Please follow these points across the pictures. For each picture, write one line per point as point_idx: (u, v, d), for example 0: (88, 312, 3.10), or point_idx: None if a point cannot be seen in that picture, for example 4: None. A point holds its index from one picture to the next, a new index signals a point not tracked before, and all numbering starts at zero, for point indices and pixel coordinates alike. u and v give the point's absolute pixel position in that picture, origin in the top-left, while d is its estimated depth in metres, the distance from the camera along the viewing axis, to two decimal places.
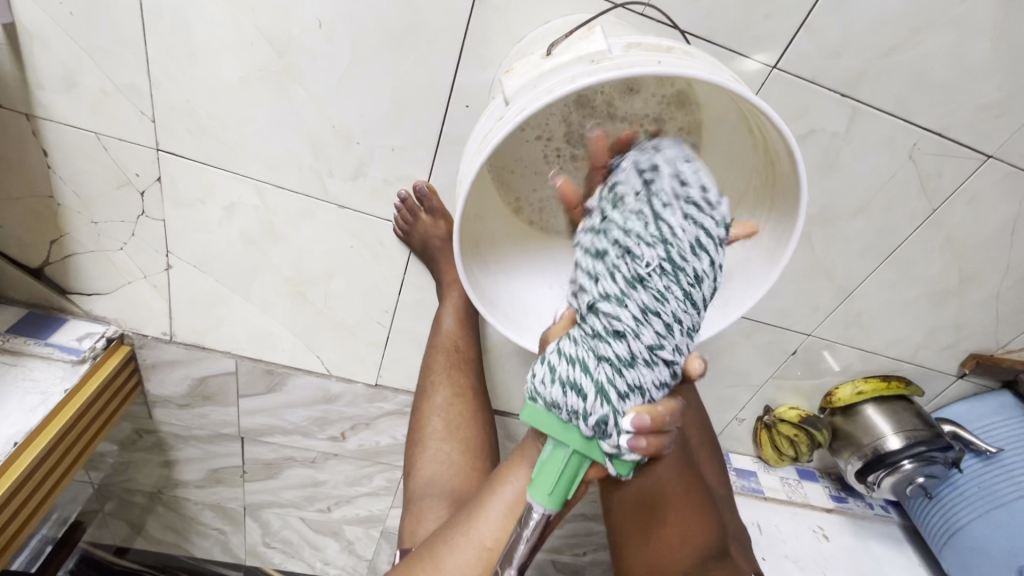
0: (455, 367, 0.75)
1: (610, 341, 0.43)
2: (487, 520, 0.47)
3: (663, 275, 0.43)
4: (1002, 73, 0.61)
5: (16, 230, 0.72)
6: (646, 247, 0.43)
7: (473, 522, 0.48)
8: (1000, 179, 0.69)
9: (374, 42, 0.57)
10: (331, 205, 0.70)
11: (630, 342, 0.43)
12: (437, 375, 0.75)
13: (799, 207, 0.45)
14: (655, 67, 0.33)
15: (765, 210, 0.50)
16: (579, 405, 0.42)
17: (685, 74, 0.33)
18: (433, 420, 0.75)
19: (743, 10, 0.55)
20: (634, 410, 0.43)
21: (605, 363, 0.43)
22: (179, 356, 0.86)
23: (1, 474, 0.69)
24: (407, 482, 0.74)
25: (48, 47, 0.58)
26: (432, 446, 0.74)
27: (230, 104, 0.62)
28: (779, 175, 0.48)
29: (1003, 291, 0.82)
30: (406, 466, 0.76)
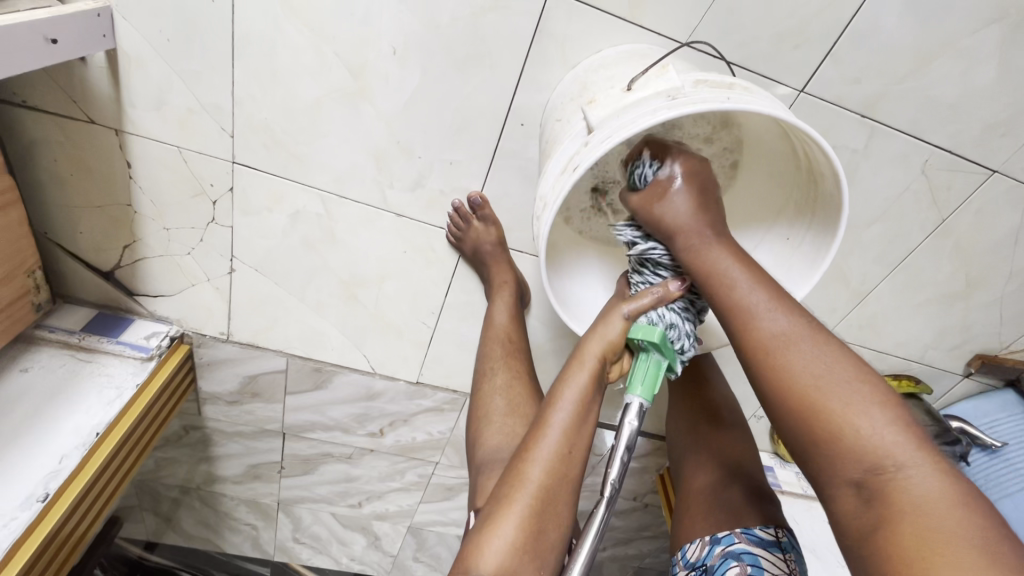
0: (510, 355, 0.79)
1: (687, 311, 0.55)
2: (556, 425, 0.54)
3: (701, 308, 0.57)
4: (1005, 96, 0.67)
5: (93, 236, 0.78)
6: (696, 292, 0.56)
7: (544, 432, 0.54)
8: (1004, 192, 0.76)
9: (441, 67, 0.63)
10: (389, 213, 0.75)
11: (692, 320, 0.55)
12: (494, 361, 0.78)
13: (841, 220, 0.50)
14: (726, 102, 0.39)
15: (804, 223, 0.55)
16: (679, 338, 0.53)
17: (750, 108, 0.39)
18: (496, 399, 0.76)
19: (775, 41, 0.61)
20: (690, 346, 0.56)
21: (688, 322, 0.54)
22: (234, 354, 0.92)
23: (85, 462, 0.73)
24: (472, 457, 0.75)
25: (143, 69, 0.64)
26: (496, 421, 0.74)
27: (304, 121, 0.68)
28: (822, 188, 0.52)
29: (1006, 295, 0.88)
30: (471, 446, 0.76)
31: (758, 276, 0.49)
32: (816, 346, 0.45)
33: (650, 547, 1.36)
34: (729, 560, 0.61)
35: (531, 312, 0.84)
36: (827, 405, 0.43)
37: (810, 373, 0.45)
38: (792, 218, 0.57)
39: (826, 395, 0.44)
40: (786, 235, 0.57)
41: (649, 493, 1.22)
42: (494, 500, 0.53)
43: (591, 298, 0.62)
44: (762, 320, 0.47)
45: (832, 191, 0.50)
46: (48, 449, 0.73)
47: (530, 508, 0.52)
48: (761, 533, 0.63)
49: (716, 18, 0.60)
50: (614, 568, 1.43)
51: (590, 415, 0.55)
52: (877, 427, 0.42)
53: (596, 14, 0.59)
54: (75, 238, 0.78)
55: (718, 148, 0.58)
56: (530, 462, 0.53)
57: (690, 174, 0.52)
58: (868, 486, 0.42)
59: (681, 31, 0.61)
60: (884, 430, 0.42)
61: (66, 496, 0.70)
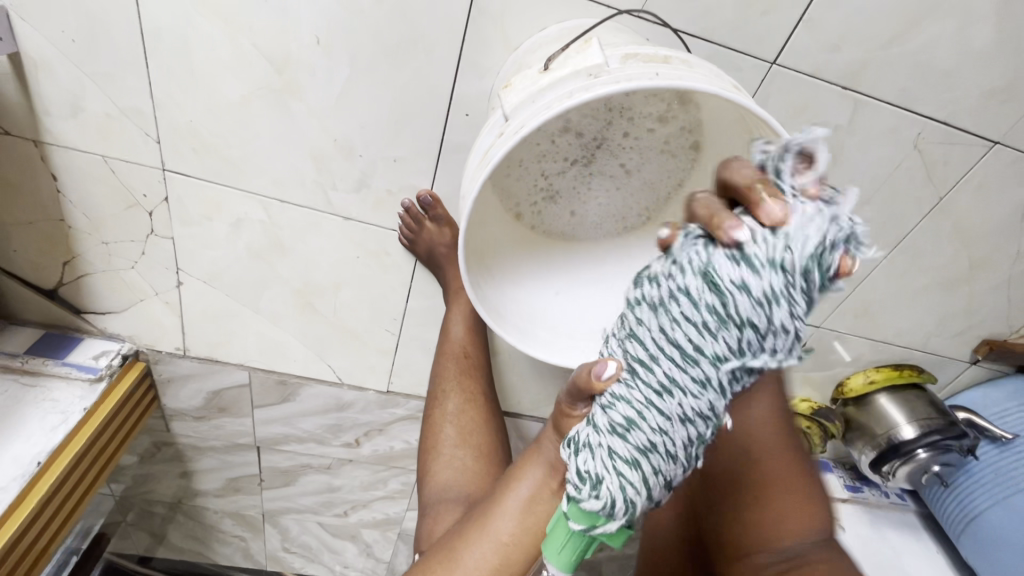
0: (465, 373, 0.75)
1: (619, 424, 0.35)
2: (501, 523, 0.44)
3: (660, 437, 0.34)
4: (1006, 59, 0.60)
5: (28, 253, 0.73)
6: (665, 392, 0.34)
7: (487, 525, 0.45)
8: (1007, 165, 0.69)
9: (372, 56, 0.57)
10: (336, 217, 0.70)
11: (626, 442, 0.35)
12: (448, 383, 0.74)
13: None
14: (653, 79, 0.33)
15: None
16: (579, 453, 0.37)
17: (684, 85, 0.34)
18: (445, 428, 0.73)
19: (740, 9, 0.55)
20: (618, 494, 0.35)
21: (602, 435, 0.36)
22: (194, 370, 0.88)
23: (28, 489, 0.70)
24: (420, 492, 0.72)
25: (52, 74, 0.59)
26: (445, 453, 0.72)
27: (232, 122, 0.62)
28: None
29: (1014, 276, 0.82)
30: (420, 476, 0.73)
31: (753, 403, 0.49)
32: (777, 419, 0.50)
33: None
34: None
35: None
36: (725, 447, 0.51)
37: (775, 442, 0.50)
38: None
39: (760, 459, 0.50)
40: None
41: None
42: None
43: (543, 306, 0.58)
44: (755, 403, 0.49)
45: None
46: None
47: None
48: None
49: None
50: (612, 568, 1.39)
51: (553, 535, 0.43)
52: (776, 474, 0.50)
53: None
54: (9, 256, 0.73)
55: (674, 129, 0.52)
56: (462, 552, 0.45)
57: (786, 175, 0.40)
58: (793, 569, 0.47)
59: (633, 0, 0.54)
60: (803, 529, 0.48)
61: (10, 524, 0.68)
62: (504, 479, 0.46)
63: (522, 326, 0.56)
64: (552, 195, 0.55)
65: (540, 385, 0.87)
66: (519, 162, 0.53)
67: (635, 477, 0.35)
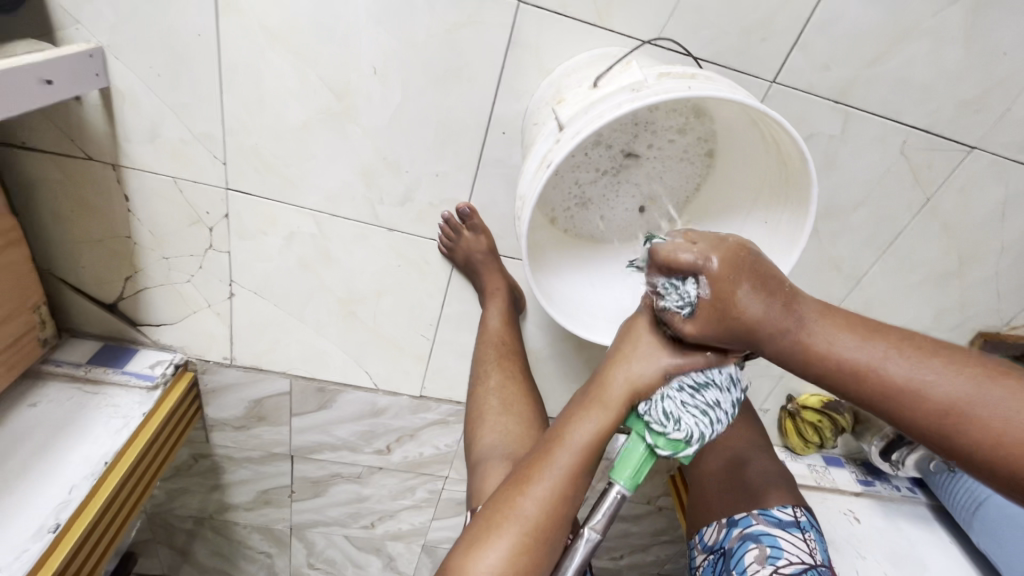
0: (504, 357, 0.80)
1: (686, 386, 0.53)
2: (574, 443, 0.54)
3: (714, 404, 0.52)
4: (977, 73, 0.68)
5: (95, 269, 0.79)
6: (710, 379, 0.53)
7: (563, 446, 0.54)
8: (985, 168, 0.76)
9: (422, 82, 0.65)
10: (381, 228, 0.77)
11: (692, 400, 0.52)
12: (488, 363, 0.80)
13: (811, 199, 0.53)
14: (686, 91, 0.41)
15: (779, 206, 0.58)
16: (661, 403, 0.52)
17: (711, 95, 0.41)
18: (490, 399, 0.78)
19: (742, 35, 0.63)
20: (693, 429, 0.51)
21: (676, 393, 0.52)
22: (238, 379, 0.93)
23: (99, 485, 0.74)
24: (468, 455, 0.76)
25: (137, 105, 0.66)
26: (490, 420, 0.76)
27: (293, 144, 0.70)
28: (790, 172, 0.55)
29: (1001, 270, 0.89)
30: (467, 444, 0.78)
31: (828, 316, 0.49)
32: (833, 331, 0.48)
33: (669, 552, 1.34)
34: (748, 541, 0.63)
35: (527, 317, 0.85)
36: (971, 410, 0.42)
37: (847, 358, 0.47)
38: (768, 201, 0.60)
39: (969, 398, 0.43)
40: (764, 219, 0.60)
41: (662, 496, 1.21)
42: (493, 508, 0.54)
43: (582, 298, 0.64)
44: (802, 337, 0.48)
45: (800, 171, 0.54)
46: (58, 479, 0.73)
47: (517, 542, 0.51)
48: (779, 514, 0.65)
49: (681, 16, 0.62)
50: None
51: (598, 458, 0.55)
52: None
53: (566, 21, 0.61)
54: (77, 272, 0.79)
55: (692, 138, 0.60)
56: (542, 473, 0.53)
57: (729, 263, 0.48)
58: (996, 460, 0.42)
59: (650, 31, 0.62)
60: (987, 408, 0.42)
61: (82, 518, 0.71)
62: (570, 415, 0.56)
63: (568, 313, 0.62)
64: (587, 202, 0.62)
65: (567, 385, 0.92)
66: (561, 174, 0.60)
67: (707, 415, 0.51)
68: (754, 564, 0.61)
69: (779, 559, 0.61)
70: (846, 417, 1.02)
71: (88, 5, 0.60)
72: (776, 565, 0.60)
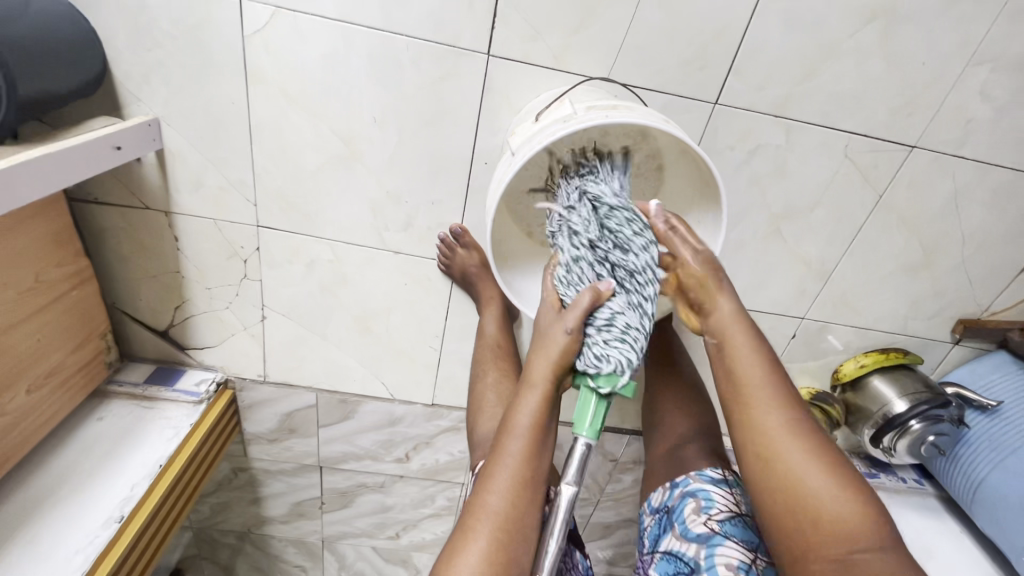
0: (500, 358, 0.89)
1: (599, 320, 0.61)
2: (519, 433, 0.60)
3: (629, 329, 0.60)
4: (903, 81, 0.76)
5: (151, 301, 0.93)
6: (615, 305, 0.62)
7: (511, 438, 0.60)
8: (929, 164, 0.83)
9: (414, 127, 0.78)
10: (389, 252, 0.89)
11: (608, 329, 0.60)
12: (486, 363, 0.89)
13: (722, 196, 0.64)
14: (603, 121, 0.52)
15: (706, 207, 0.69)
16: (586, 352, 0.60)
17: (625, 123, 0.52)
18: (488, 393, 0.87)
19: (681, 67, 0.73)
20: (619, 356, 0.58)
21: (593, 332, 0.61)
22: (271, 394, 1.05)
23: (156, 483, 0.85)
24: (471, 444, 0.86)
25: (184, 161, 0.81)
26: (487, 413, 0.85)
27: (311, 184, 0.83)
28: (709, 177, 0.66)
29: (967, 258, 0.94)
30: (469, 434, 0.87)
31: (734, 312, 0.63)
32: (754, 356, 0.61)
33: None
34: (686, 497, 0.68)
35: (521, 324, 0.94)
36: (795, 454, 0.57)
37: (754, 374, 0.60)
38: (699, 205, 0.70)
39: (806, 450, 0.57)
40: (694, 218, 0.71)
41: None
42: (465, 519, 0.58)
43: None
44: (734, 349, 0.62)
45: (713, 174, 0.65)
46: (121, 479, 0.84)
47: (491, 539, 0.56)
48: (712, 473, 0.70)
49: (627, 56, 0.72)
50: None
51: (543, 441, 0.60)
52: (814, 477, 0.55)
53: (528, 67, 0.73)
54: (136, 304, 0.94)
55: (642, 156, 0.69)
56: (498, 465, 0.59)
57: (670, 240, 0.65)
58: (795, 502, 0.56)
59: (601, 70, 0.73)
60: (813, 464, 0.56)
61: (141, 510, 0.81)
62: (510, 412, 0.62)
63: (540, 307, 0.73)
64: None
65: None
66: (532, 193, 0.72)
67: (625, 342, 0.59)
68: (691, 515, 0.67)
69: (711, 509, 0.66)
70: (837, 407, 1.06)
71: (146, 84, 0.75)
72: (709, 514, 0.66)
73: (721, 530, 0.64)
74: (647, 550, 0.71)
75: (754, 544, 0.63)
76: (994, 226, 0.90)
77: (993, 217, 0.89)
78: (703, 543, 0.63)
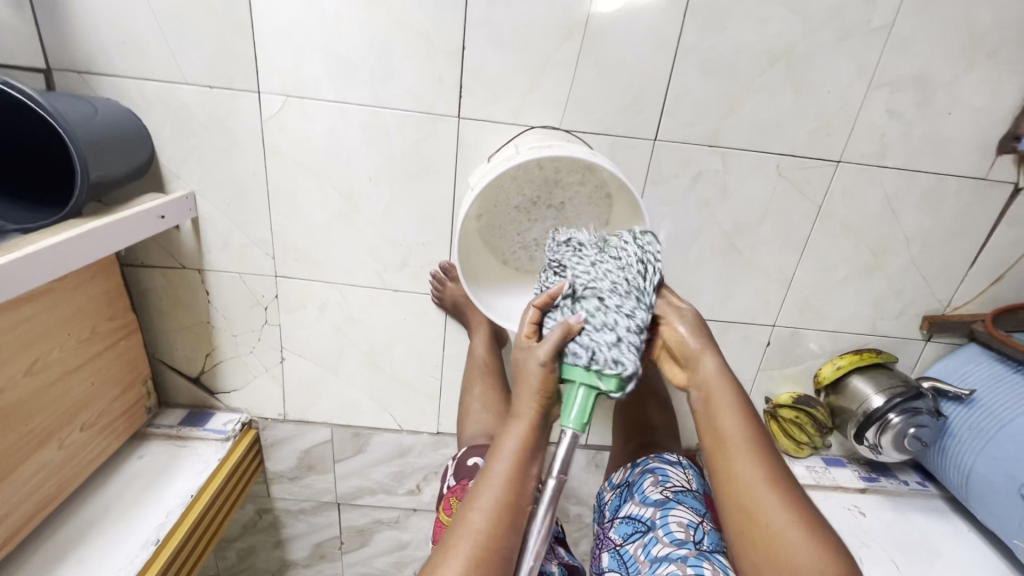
0: (488, 374, 0.99)
1: (603, 324, 0.65)
2: (505, 455, 0.65)
3: (626, 328, 0.65)
4: (816, 107, 0.88)
5: (185, 350, 1.06)
6: (615, 307, 0.66)
7: (497, 460, 0.65)
8: (857, 175, 0.94)
9: (402, 181, 0.92)
10: (389, 290, 1.01)
11: (614, 330, 0.64)
12: (473, 379, 0.99)
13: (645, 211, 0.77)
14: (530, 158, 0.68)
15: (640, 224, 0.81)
16: (589, 354, 0.64)
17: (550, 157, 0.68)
18: (474, 402, 0.98)
19: (621, 113, 0.87)
20: (629, 357, 0.63)
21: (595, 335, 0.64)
22: (291, 431, 1.15)
23: (189, 509, 0.94)
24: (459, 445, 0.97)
25: (214, 225, 0.96)
26: (474, 419, 0.96)
27: (319, 237, 0.97)
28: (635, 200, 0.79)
29: (917, 257, 1.02)
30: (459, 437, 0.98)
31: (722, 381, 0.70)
32: (735, 419, 0.67)
33: None
34: (646, 471, 0.82)
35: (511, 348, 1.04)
36: (768, 508, 0.62)
37: (733, 435, 0.66)
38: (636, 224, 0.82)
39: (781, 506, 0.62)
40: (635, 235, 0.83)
41: None
42: (450, 533, 0.61)
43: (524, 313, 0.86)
44: (720, 414, 0.68)
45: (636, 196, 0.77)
46: (158, 507, 0.93)
47: (475, 550, 0.59)
48: (668, 457, 0.85)
49: (573, 107, 0.86)
50: None
51: (531, 469, 0.65)
52: (785, 522, 0.61)
53: (493, 124, 0.88)
54: (173, 354, 1.07)
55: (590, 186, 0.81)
56: (483, 483, 0.63)
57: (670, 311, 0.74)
58: (773, 555, 0.60)
59: (554, 121, 0.88)
60: (789, 522, 0.61)
61: (177, 532, 0.90)
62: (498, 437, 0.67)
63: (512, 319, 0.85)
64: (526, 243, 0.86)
65: None
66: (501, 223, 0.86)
67: (627, 342, 0.64)
68: (651, 486, 0.79)
69: (667, 481, 0.80)
70: (821, 409, 1.11)
71: (184, 166, 0.91)
72: (665, 484, 0.79)
73: (674, 496, 0.76)
74: (608, 520, 0.82)
75: (701, 512, 0.76)
76: (934, 226, 0.99)
77: (929, 218, 0.98)
78: (659, 506, 0.76)
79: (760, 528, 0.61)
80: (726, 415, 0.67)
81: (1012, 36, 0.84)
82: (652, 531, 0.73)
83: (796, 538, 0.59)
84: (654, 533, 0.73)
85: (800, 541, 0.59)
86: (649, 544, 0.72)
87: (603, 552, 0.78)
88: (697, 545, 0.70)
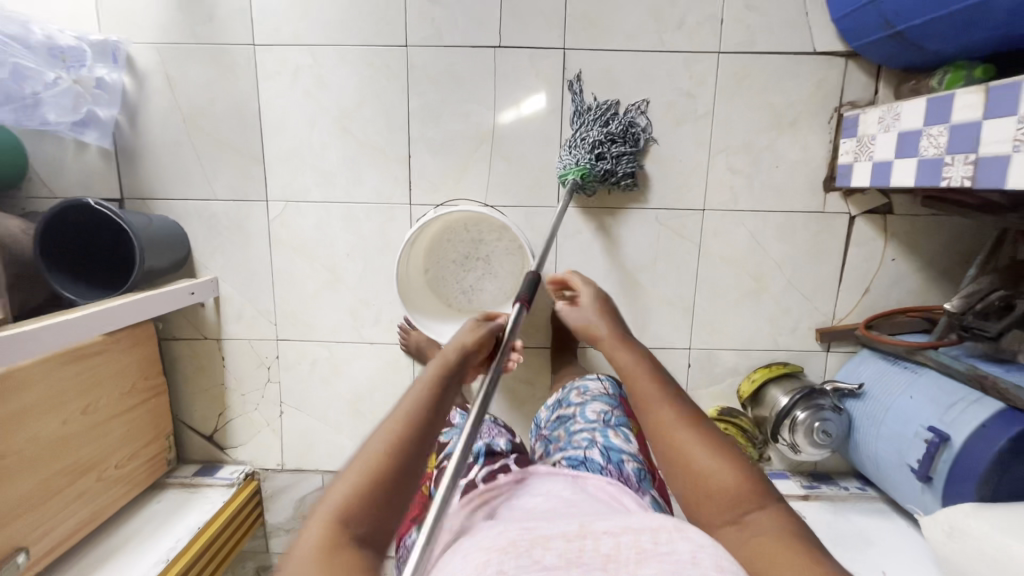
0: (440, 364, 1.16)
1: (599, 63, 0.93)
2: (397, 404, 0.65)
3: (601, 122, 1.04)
4: (674, 172, 1.19)
5: (202, 409, 1.29)
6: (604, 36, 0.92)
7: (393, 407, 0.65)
8: (721, 218, 1.21)
9: (372, 255, 1.22)
10: (366, 343, 1.26)
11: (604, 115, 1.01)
12: None
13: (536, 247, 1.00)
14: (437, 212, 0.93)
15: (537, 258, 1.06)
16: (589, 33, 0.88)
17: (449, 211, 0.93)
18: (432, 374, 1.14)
19: (528, 189, 1.18)
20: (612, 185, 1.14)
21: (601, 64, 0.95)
22: (288, 480, 1.32)
23: (196, 536, 1.11)
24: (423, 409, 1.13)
25: (231, 302, 1.25)
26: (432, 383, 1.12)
27: (311, 304, 1.25)
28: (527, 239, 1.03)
29: (792, 279, 1.24)
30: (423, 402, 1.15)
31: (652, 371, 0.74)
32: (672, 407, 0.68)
33: None
34: (573, 386, 1.00)
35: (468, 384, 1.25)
36: (725, 485, 0.58)
37: (671, 423, 0.66)
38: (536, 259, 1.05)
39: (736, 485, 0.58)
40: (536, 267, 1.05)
41: None
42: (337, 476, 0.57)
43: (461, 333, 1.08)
44: (659, 405, 0.68)
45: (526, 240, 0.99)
46: (171, 537, 1.11)
47: (361, 482, 0.56)
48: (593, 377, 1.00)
49: (493, 189, 1.18)
50: None
51: (405, 456, 0.59)
52: (736, 497, 0.57)
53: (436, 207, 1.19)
54: (191, 414, 1.29)
55: (506, 239, 1.11)
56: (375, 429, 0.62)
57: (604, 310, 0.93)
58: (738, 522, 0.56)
59: (480, 200, 1.18)
60: (738, 486, 0.58)
61: (185, 554, 1.06)
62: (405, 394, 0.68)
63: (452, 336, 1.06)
64: (466, 287, 1.13)
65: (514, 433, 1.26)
66: (446, 276, 1.14)
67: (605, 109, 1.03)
68: (575, 394, 0.96)
69: (588, 388, 0.96)
70: (747, 421, 1.25)
71: (211, 259, 1.23)
72: (586, 391, 0.95)
73: (591, 397, 0.93)
74: (543, 425, 0.99)
75: (613, 404, 0.91)
76: (796, 252, 1.23)
77: (791, 246, 1.23)
78: (579, 403, 0.92)
79: (719, 508, 0.58)
80: (662, 405, 0.68)
81: (803, 110, 1.16)
82: (572, 417, 0.90)
83: (754, 518, 0.56)
84: (573, 418, 0.89)
85: (760, 520, 0.55)
86: (566, 424, 0.88)
87: (536, 441, 0.95)
88: (605, 420, 0.85)
